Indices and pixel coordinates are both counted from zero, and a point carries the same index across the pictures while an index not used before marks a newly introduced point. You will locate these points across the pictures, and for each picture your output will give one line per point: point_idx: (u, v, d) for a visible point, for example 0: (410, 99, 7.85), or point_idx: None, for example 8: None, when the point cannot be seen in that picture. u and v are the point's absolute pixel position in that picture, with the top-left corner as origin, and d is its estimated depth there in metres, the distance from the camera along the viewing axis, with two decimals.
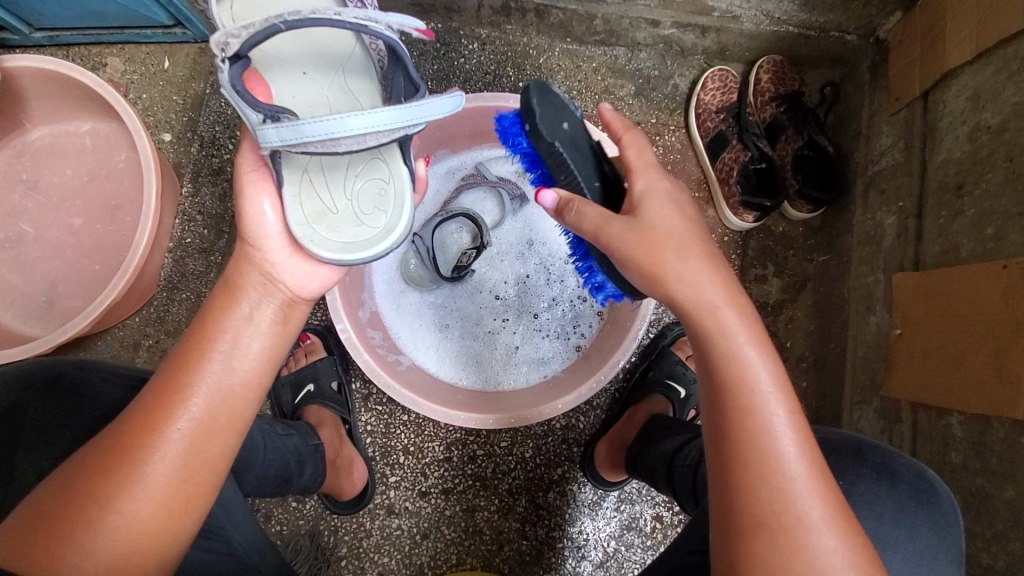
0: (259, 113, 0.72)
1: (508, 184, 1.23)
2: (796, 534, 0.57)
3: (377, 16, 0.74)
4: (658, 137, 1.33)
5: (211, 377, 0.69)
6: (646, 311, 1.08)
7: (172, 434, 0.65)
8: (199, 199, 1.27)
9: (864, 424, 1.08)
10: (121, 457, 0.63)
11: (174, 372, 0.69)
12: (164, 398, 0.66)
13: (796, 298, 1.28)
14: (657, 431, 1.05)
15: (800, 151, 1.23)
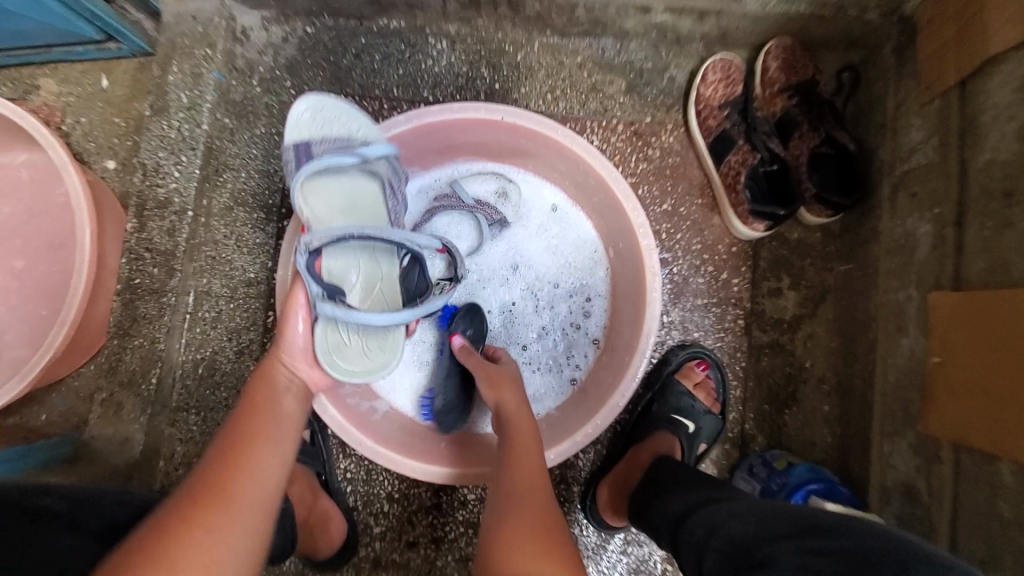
0: (320, 287, 0.85)
1: (488, 207, 1.11)
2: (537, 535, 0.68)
3: (420, 238, 0.90)
4: (655, 138, 1.20)
5: (275, 432, 0.79)
6: (647, 345, 0.97)
7: (244, 481, 0.70)
8: (146, 234, 1.16)
9: (896, 458, 0.95)
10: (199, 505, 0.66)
11: (242, 430, 0.77)
12: (234, 455, 0.73)
13: (815, 312, 1.15)
14: (663, 481, 0.89)
15: (817, 149, 1.09)
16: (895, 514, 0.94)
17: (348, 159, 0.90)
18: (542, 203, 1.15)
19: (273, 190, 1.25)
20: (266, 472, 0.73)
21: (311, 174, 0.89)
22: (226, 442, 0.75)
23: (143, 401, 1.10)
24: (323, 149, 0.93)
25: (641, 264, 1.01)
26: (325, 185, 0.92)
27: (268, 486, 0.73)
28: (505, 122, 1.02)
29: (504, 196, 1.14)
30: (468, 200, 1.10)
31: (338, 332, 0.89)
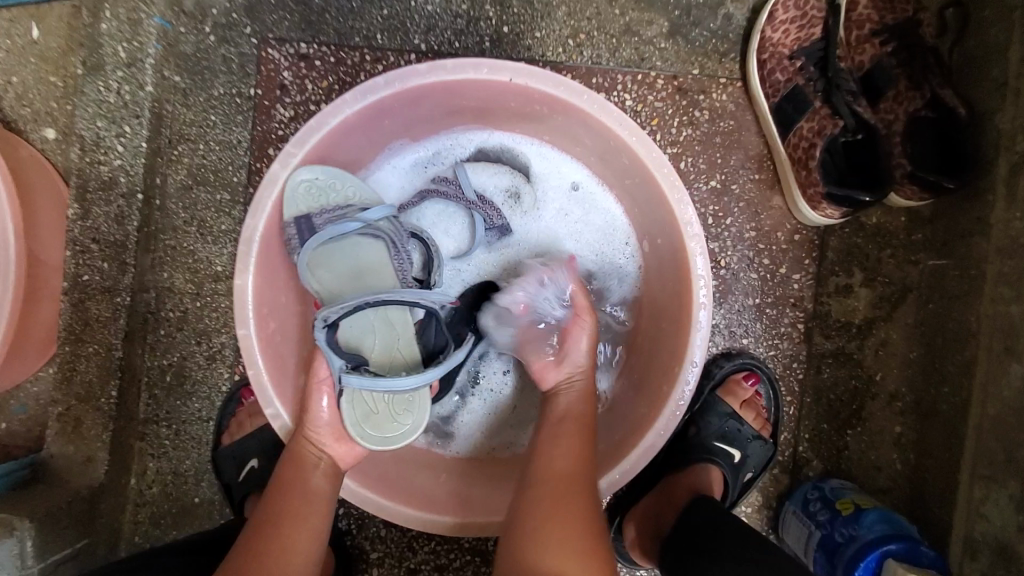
0: (343, 360, 0.77)
1: (487, 205, 0.91)
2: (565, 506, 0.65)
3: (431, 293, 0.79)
4: (703, 96, 0.95)
5: (308, 520, 0.71)
6: (692, 376, 0.77)
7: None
8: (92, 222, 0.92)
9: (990, 508, 0.77)
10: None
11: (272, 507, 0.70)
12: (262, 555, 0.65)
13: (892, 315, 0.94)
14: (712, 532, 0.72)
15: (914, 113, 0.85)
16: (982, 572, 0.77)
17: (353, 225, 0.80)
18: (559, 185, 0.94)
19: (236, 164, 1.00)
20: (300, 553, 0.68)
21: (315, 249, 0.80)
22: (256, 529, 0.68)
23: (105, 418, 0.93)
24: (323, 220, 0.81)
25: (687, 269, 0.79)
26: (330, 257, 0.81)
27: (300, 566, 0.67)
28: (515, 84, 0.79)
29: (515, 178, 0.93)
30: (469, 192, 0.90)
31: (361, 398, 0.76)
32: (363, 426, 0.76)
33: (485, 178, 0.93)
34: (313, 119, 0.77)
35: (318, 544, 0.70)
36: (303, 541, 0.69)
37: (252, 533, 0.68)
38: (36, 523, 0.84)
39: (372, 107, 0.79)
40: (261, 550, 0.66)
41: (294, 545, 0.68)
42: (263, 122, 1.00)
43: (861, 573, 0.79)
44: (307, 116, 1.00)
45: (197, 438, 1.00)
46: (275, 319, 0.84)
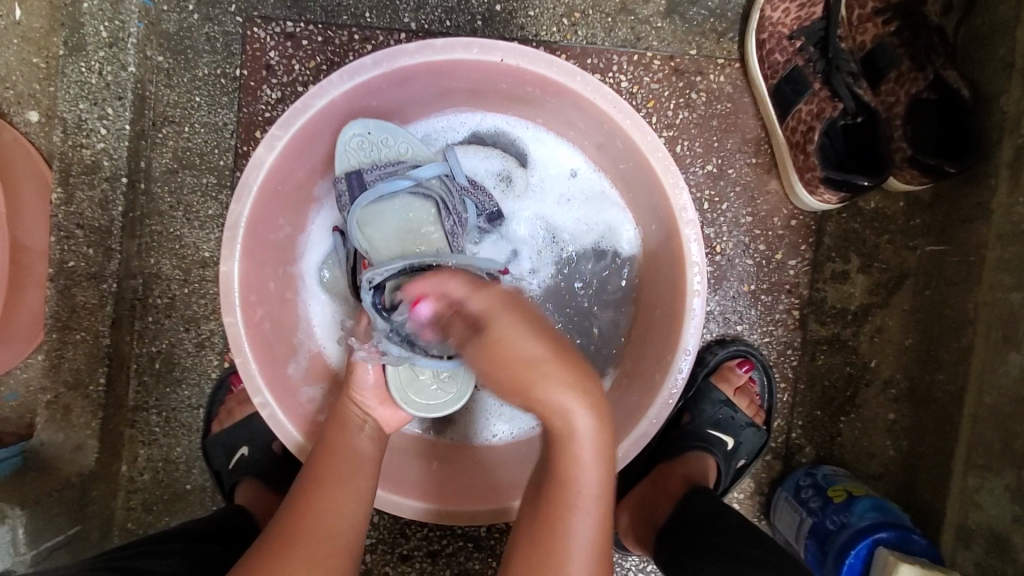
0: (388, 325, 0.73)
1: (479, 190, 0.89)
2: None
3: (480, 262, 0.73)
4: (699, 77, 0.93)
5: (346, 475, 0.69)
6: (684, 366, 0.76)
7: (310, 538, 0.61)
8: (75, 207, 0.89)
9: (985, 497, 0.77)
10: (276, 555, 0.59)
11: (316, 468, 0.69)
12: (302, 510, 0.64)
13: (888, 301, 0.93)
14: (713, 528, 0.71)
15: (916, 95, 0.84)
16: (975, 561, 0.77)
17: (403, 184, 0.77)
18: (552, 169, 0.92)
19: (223, 147, 0.98)
20: (345, 514, 0.65)
21: (365, 207, 0.76)
22: (299, 487, 0.68)
23: (94, 406, 0.92)
24: (375, 177, 0.78)
25: (680, 257, 0.78)
26: (381, 216, 0.76)
27: (345, 528, 0.64)
28: (505, 65, 0.77)
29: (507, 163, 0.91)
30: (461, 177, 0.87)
31: (409, 367, 0.76)
32: (407, 392, 0.76)
33: (476, 161, 0.90)
34: (299, 101, 0.75)
35: (363, 506, 0.67)
36: (348, 502, 0.66)
37: (297, 493, 0.67)
38: (28, 512, 0.82)
39: (359, 88, 0.77)
40: (309, 507, 0.64)
41: (339, 504, 0.66)
42: (250, 104, 0.97)
43: (853, 561, 0.79)
44: (294, 97, 0.97)
45: (188, 424, 0.99)
46: (262, 307, 0.83)
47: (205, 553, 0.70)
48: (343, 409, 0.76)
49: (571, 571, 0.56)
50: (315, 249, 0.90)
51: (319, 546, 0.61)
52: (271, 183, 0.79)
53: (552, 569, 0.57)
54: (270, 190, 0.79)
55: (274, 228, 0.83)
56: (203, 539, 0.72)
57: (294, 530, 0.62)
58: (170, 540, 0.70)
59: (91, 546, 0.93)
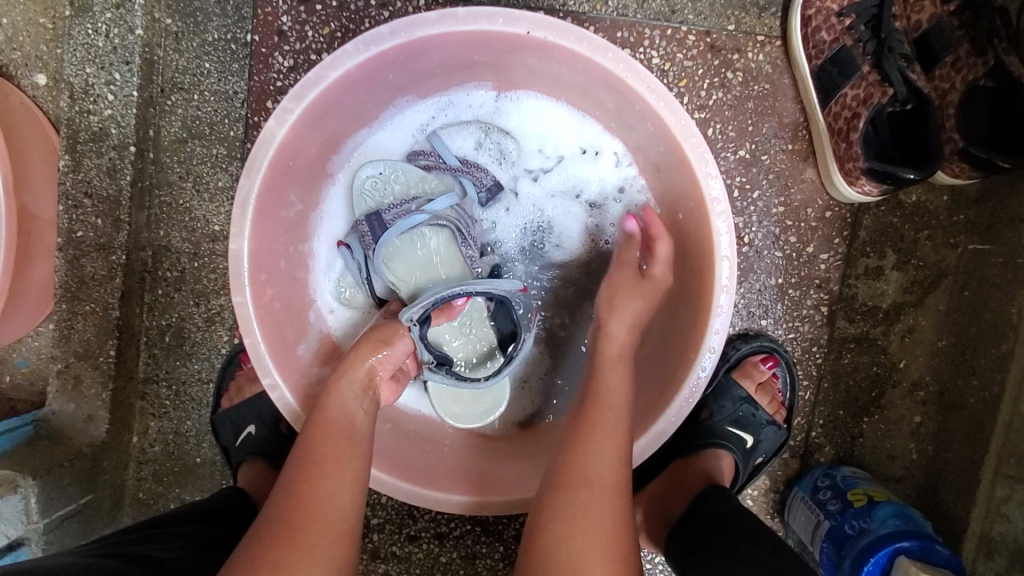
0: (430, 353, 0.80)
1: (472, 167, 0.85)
2: (585, 507, 0.59)
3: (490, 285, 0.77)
4: (737, 55, 0.87)
5: (343, 456, 0.64)
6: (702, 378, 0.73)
7: (307, 534, 0.56)
8: (83, 175, 0.87)
9: (1013, 509, 0.75)
10: (277, 550, 0.55)
11: (310, 448, 0.63)
12: (298, 498, 0.59)
13: (923, 300, 0.89)
14: (730, 523, 0.70)
15: (972, 82, 0.78)
16: (997, 572, 0.75)
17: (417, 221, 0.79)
18: (565, 147, 0.87)
19: (233, 117, 0.94)
20: (342, 497, 0.60)
21: (386, 245, 0.79)
22: (290, 469, 0.62)
23: (103, 376, 0.90)
24: (393, 215, 0.79)
25: (710, 248, 0.74)
26: (401, 254, 0.80)
27: (345, 510, 0.60)
28: (532, 39, 0.72)
29: (494, 134, 0.87)
30: (450, 159, 0.85)
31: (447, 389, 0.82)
32: (446, 404, 0.83)
33: (462, 138, 0.87)
34: (312, 71, 0.71)
35: (361, 488, 0.63)
36: (344, 483, 0.62)
37: (292, 475, 0.61)
38: (40, 481, 0.81)
39: (375, 60, 0.73)
40: (304, 493, 0.60)
41: (341, 490, 0.61)
42: (261, 72, 0.93)
43: (871, 568, 0.77)
44: (307, 65, 0.93)
45: (197, 399, 0.98)
46: (272, 286, 0.80)
47: (207, 537, 0.69)
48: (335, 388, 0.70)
49: (597, 459, 0.62)
50: (329, 227, 0.88)
51: (321, 536, 0.57)
52: (281, 159, 0.75)
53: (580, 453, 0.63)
54: (281, 165, 0.75)
55: (285, 204, 0.80)
56: (205, 522, 0.71)
57: (295, 518, 0.57)
58: (172, 524, 0.69)
59: (102, 516, 0.93)
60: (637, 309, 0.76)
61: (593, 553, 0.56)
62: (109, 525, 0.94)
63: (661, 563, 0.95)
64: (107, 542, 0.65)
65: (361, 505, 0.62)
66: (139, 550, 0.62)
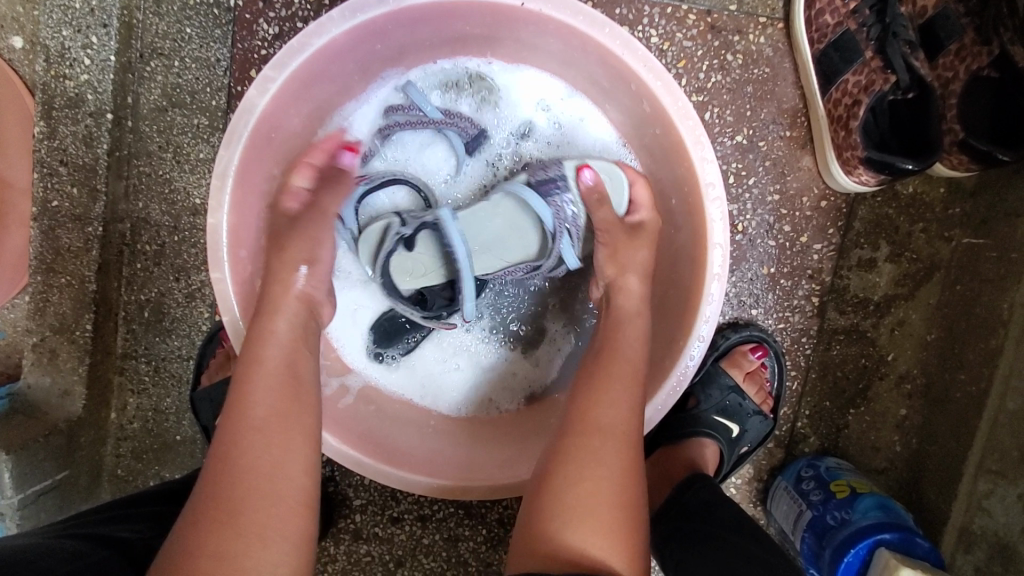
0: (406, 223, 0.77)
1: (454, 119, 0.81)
2: (597, 452, 0.59)
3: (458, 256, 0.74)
4: (738, 37, 0.85)
5: (287, 414, 0.60)
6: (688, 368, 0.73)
7: (250, 516, 0.54)
8: (58, 142, 0.84)
9: (994, 503, 0.75)
10: (221, 535, 0.53)
11: (246, 409, 0.59)
12: (239, 474, 0.56)
13: (915, 293, 0.88)
14: (715, 512, 0.69)
15: (976, 71, 0.76)
16: (975, 566, 0.76)
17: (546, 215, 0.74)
18: (545, 101, 0.84)
19: (215, 86, 0.90)
20: (288, 467, 0.58)
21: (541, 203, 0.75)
22: (226, 433, 0.59)
23: (80, 351, 0.88)
24: (560, 206, 0.76)
25: (702, 234, 0.73)
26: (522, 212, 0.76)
27: (298, 477, 0.58)
28: (527, 10, 0.70)
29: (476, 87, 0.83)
30: (432, 112, 0.81)
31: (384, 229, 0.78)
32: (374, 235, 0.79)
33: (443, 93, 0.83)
34: (295, 39, 0.68)
35: (309, 450, 0.61)
36: (289, 450, 0.59)
37: (231, 446, 0.58)
38: (13, 457, 0.80)
39: (361, 27, 0.70)
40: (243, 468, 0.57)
41: (290, 461, 0.58)
42: (245, 39, 0.90)
43: (851, 559, 0.77)
44: (292, 34, 0.90)
45: (177, 375, 0.95)
46: (253, 263, 0.78)
47: (179, 518, 0.68)
48: (261, 332, 0.64)
49: (609, 411, 0.61)
50: None
51: (270, 515, 0.55)
52: (263, 129, 0.72)
53: (593, 403, 0.62)
54: (261, 137, 0.73)
55: (267, 177, 0.77)
56: (178, 503, 0.69)
57: (236, 497, 0.55)
58: (143, 504, 0.67)
59: (79, 493, 0.91)
60: (642, 259, 0.74)
61: (596, 502, 0.56)
62: (87, 501, 0.92)
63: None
64: (74, 521, 0.63)
65: (312, 466, 0.61)
66: (105, 530, 0.61)
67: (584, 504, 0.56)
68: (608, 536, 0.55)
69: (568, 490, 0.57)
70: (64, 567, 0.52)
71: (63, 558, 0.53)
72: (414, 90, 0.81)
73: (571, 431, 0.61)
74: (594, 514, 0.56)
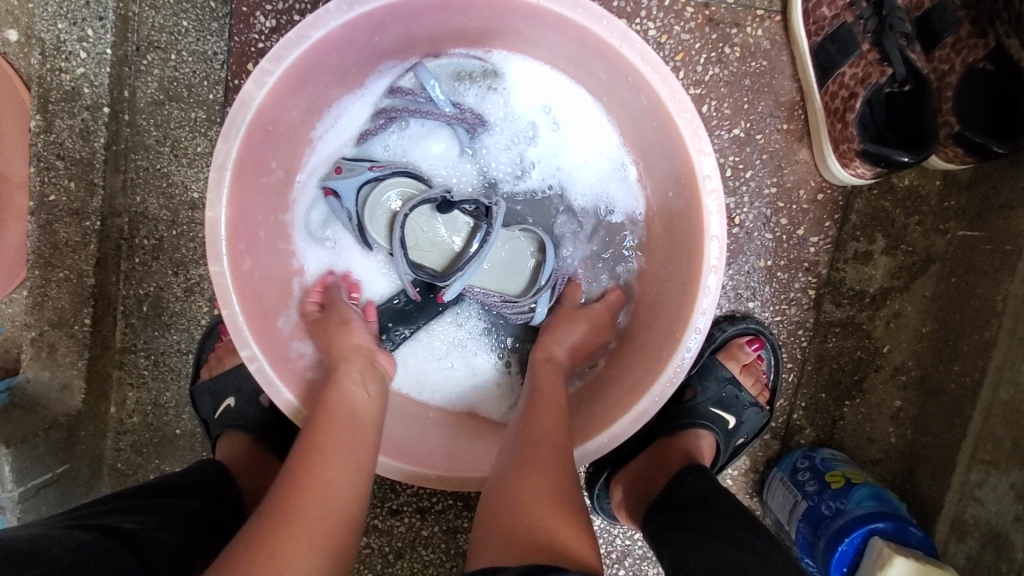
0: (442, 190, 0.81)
1: (463, 113, 0.82)
2: (537, 460, 0.62)
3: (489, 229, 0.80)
4: (735, 30, 0.85)
5: (348, 441, 0.64)
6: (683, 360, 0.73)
7: (303, 520, 0.55)
8: (55, 136, 0.84)
9: (987, 493, 0.76)
10: (275, 534, 0.53)
11: (314, 435, 0.64)
12: (300, 484, 0.58)
13: (910, 286, 0.89)
14: (713, 502, 0.70)
15: (972, 64, 0.76)
16: (968, 554, 0.77)
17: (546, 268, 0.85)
18: (544, 93, 0.84)
19: (212, 80, 0.90)
20: (347, 484, 0.60)
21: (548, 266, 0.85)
22: (296, 455, 0.62)
23: (79, 345, 0.88)
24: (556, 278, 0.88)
25: (700, 227, 0.73)
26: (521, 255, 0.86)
27: (345, 502, 0.59)
28: (525, 4, 0.70)
29: (488, 78, 0.83)
30: (444, 105, 0.81)
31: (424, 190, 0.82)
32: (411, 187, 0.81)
33: (450, 84, 0.83)
34: (293, 31, 0.68)
35: (365, 475, 0.63)
36: (348, 470, 0.61)
37: (295, 464, 0.60)
38: (13, 450, 0.80)
39: (359, 20, 0.70)
40: (306, 478, 0.59)
41: (344, 477, 0.60)
42: (241, 32, 0.90)
43: (845, 548, 0.78)
44: (289, 27, 0.90)
45: (177, 369, 0.95)
46: (251, 256, 0.77)
47: (183, 510, 0.68)
48: (339, 387, 0.70)
49: (541, 429, 0.66)
50: (309, 193, 0.84)
51: (321, 524, 0.55)
52: (261, 122, 0.72)
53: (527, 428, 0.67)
54: (260, 131, 0.73)
55: (264, 170, 0.77)
56: (179, 496, 0.69)
57: (291, 505, 0.56)
58: (147, 496, 0.68)
59: (80, 486, 0.91)
60: (575, 334, 0.81)
61: (539, 497, 0.57)
62: (87, 494, 0.93)
63: (640, 540, 0.96)
64: (77, 513, 0.63)
65: (364, 497, 0.62)
66: (110, 522, 0.61)
67: (530, 496, 0.57)
68: (563, 522, 0.55)
69: (514, 490, 0.59)
70: (70, 557, 0.53)
71: (68, 549, 0.54)
72: (423, 80, 0.80)
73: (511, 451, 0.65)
74: (541, 501, 0.57)
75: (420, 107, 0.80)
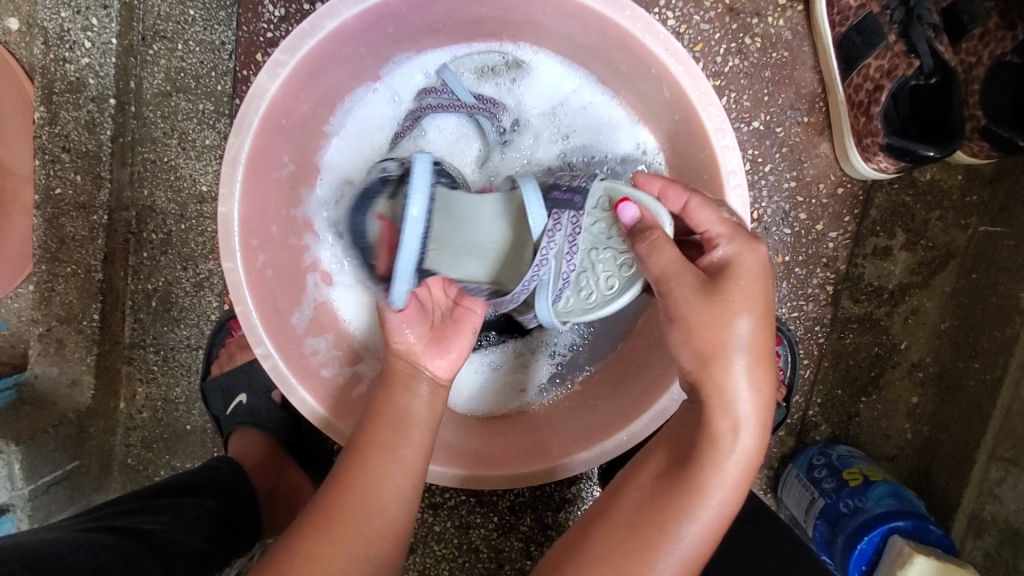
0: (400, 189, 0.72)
1: (485, 103, 0.80)
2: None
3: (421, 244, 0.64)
4: (757, 20, 0.83)
5: (396, 448, 0.61)
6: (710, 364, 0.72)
7: (337, 528, 0.57)
8: (60, 129, 0.82)
9: (1006, 490, 0.75)
10: (310, 542, 0.56)
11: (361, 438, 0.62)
12: (338, 494, 0.59)
13: (929, 282, 0.88)
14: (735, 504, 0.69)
15: (999, 57, 0.74)
16: (985, 551, 0.76)
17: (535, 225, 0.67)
18: (568, 81, 0.82)
19: (220, 70, 0.88)
20: (389, 489, 0.59)
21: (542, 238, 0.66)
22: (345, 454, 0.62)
23: (87, 340, 0.87)
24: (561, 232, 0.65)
25: None
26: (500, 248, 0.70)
27: (389, 506, 0.59)
28: None
29: (511, 70, 0.82)
30: (465, 96, 0.79)
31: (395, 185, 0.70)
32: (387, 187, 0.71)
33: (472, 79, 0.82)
34: (307, 21, 0.66)
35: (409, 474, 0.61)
36: (391, 472, 0.60)
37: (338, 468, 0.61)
38: (23, 448, 0.80)
39: (377, 10, 0.68)
40: (345, 484, 0.59)
41: (388, 483, 0.60)
42: (250, 21, 0.87)
43: (864, 547, 0.78)
44: (300, 16, 0.87)
45: (186, 365, 0.94)
46: (264, 252, 0.76)
47: (199, 509, 0.67)
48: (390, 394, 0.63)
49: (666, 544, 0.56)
50: (325, 184, 0.82)
51: (359, 533, 0.57)
52: (274, 114, 0.70)
53: (652, 532, 0.56)
54: (273, 123, 0.71)
55: (277, 164, 0.75)
56: (194, 494, 0.68)
57: (332, 512, 0.58)
58: (165, 495, 0.67)
59: (90, 482, 0.90)
60: (738, 338, 0.55)
61: None
62: (97, 491, 0.92)
63: None
64: (94, 513, 0.63)
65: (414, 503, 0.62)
66: (129, 523, 0.60)
67: None
68: None
69: None
70: (89, 562, 0.53)
71: (88, 553, 0.54)
72: (448, 75, 0.80)
73: (621, 543, 0.56)
74: None
75: (443, 103, 0.79)
